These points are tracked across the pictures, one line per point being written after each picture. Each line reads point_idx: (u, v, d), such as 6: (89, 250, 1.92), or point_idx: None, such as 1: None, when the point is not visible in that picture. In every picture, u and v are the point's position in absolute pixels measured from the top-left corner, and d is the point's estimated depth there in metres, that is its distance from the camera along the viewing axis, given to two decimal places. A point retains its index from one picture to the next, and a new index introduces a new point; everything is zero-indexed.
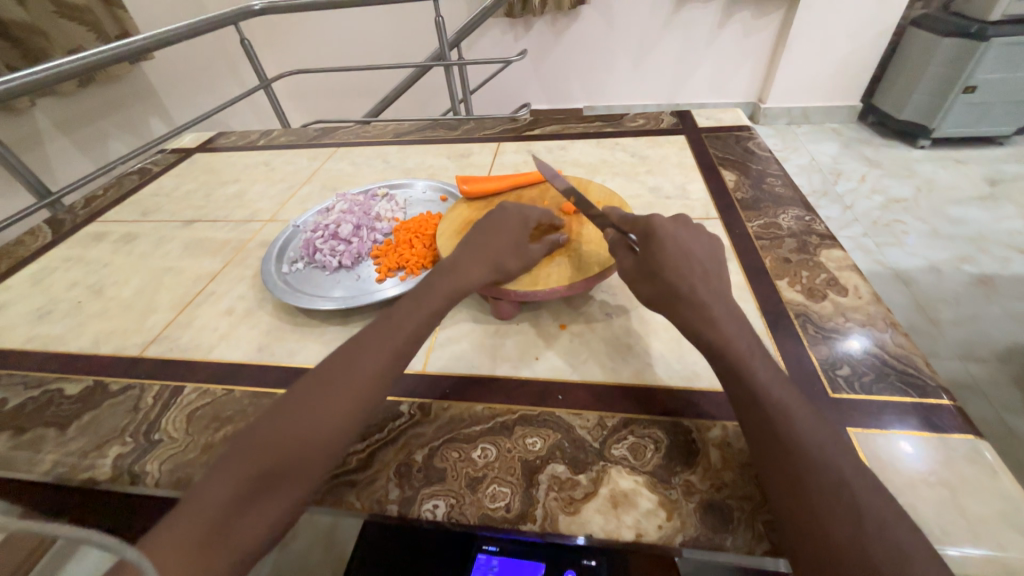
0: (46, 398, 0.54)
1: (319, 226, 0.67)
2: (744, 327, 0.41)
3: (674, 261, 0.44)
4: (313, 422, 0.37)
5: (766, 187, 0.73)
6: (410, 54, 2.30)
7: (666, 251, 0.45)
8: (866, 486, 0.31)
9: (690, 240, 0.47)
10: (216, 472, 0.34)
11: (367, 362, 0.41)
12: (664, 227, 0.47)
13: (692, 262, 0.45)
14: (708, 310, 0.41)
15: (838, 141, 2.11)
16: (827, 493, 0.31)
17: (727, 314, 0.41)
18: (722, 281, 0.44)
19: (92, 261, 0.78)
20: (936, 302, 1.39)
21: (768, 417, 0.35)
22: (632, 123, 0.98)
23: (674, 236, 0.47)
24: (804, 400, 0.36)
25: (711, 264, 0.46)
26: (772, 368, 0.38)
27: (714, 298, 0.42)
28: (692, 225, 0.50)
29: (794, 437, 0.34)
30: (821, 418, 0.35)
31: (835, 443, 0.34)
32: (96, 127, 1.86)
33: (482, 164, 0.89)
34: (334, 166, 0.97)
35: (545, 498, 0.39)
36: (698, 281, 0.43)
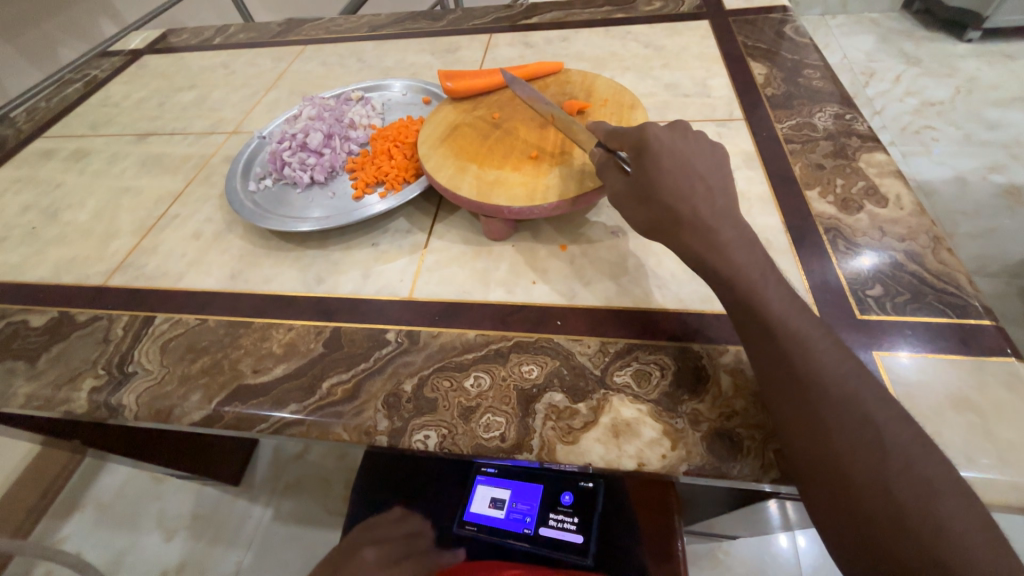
0: (11, 331, 0.50)
1: (285, 135, 0.58)
2: (754, 251, 0.35)
3: (671, 180, 0.38)
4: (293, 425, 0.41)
5: (802, 81, 0.62)
6: None
7: (660, 170, 0.38)
8: (891, 416, 0.28)
9: (691, 150, 0.40)
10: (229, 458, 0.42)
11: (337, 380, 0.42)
12: (659, 138, 0.40)
13: (694, 178, 0.38)
14: (711, 235, 0.35)
15: (876, 34, 1.86)
16: (846, 423, 0.28)
17: (737, 237, 0.35)
18: (730, 196, 0.37)
19: (42, 182, 0.70)
20: (956, 216, 1.31)
21: (780, 350, 0.31)
22: (647, 7, 0.83)
23: (671, 148, 0.39)
24: (824, 328, 0.32)
25: (719, 175, 0.39)
26: (786, 295, 0.33)
27: (719, 219, 0.36)
28: (693, 132, 0.41)
29: (812, 366, 0.30)
30: (843, 344, 0.31)
31: (858, 372, 0.30)
32: (40, 32, 1.65)
33: (471, 60, 0.77)
34: (302, 67, 0.85)
35: (542, 427, 0.36)
36: (701, 201, 0.37)
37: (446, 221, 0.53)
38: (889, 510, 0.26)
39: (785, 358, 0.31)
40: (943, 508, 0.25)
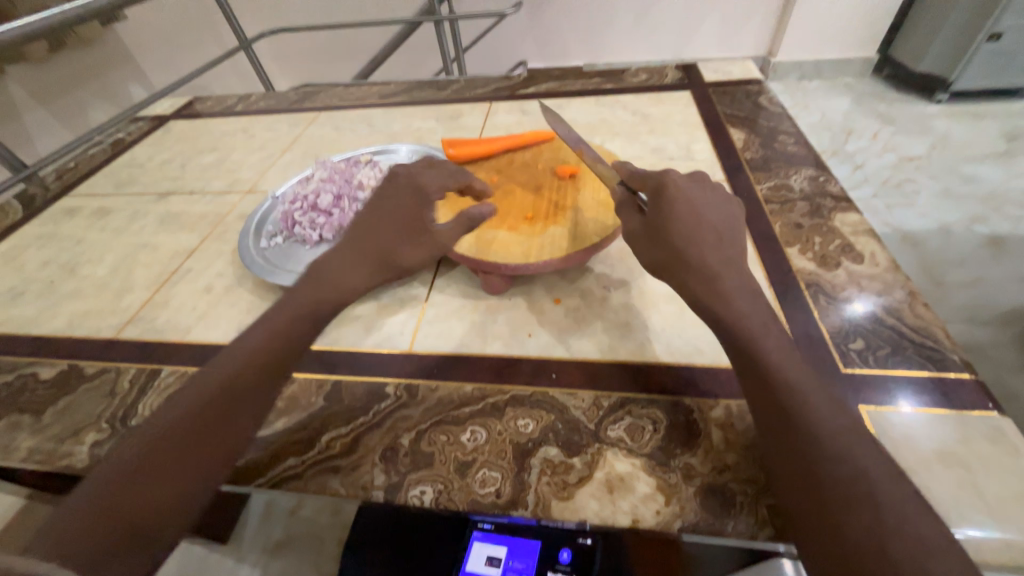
0: (20, 383, 0.52)
1: (298, 196, 0.62)
2: (757, 301, 0.37)
3: (684, 225, 0.40)
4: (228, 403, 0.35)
5: (777, 146, 0.67)
6: (400, 9, 2.16)
7: (674, 213, 0.40)
8: (886, 473, 0.29)
9: (707, 201, 0.42)
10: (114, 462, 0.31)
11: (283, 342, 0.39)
12: (678, 184, 0.42)
13: (705, 227, 0.40)
14: (718, 282, 0.38)
15: (851, 95, 2.00)
16: (841, 474, 0.29)
17: (742, 286, 0.38)
18: (737, 248, 0.40)
19: (65, 238, 0.74)
20: (944, 265, 1.34)
21: (778, 397, 0.32)
22: (633, 78, 0.91)
23: (688, 196, 0.42)
24: (822, 380, 0.33)
25: (729, 228, 0.41)
26: (785, 347, 0.35)
27: (727, 267, 0.38)
28: (710, 184, 0.44)
29: (813, 414, 0.31)
30: (840, 398, 0.33)
31: (852, 425, 0.31)
32: (74, 96, 1.78)
33: (473, 126, 0.84)
34: (316, 132, 0.91)
35: (537, 483, 0.37)
36: (710, 248, 0.39)
37: (447, 276, 0.56)
38: (886, 565, 0.25)
39: (788, 403, 0.32)
40: (940, 567, 0.25)
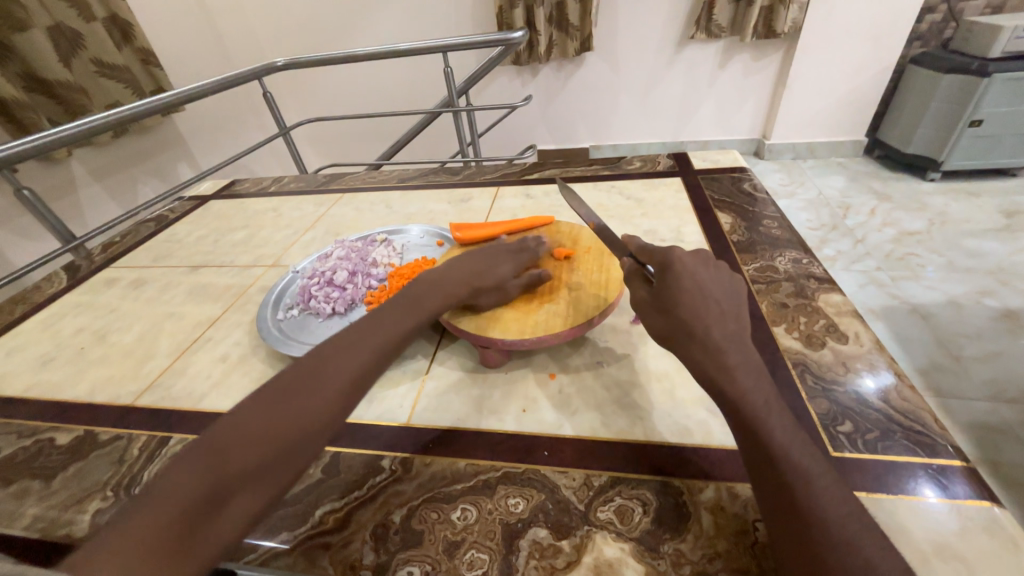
0: (37, 448, 0.54)
1: (315, 273, 0.68)
2: (760, 376, 0.38)
3: (688, 298, 0.42)
4: (290, 418, 0.37)
5: (762, 230, 0.72)
6: (423, 101, 2.43)
7: (681, 286, 0.43)
8: (893, 568, 0.28)
9: (711, 275, 0.45)
10: (184, 465, 0.33)
11: (344, 367, 0.42)
12: (685, 259, 0.45)
13: (710, 301, 0.42)
14: (722, 354, 0.39)
15: (844, 175, 2.11)
16: (848, 561, 0.28)
17: (746, 360, 0.39)
18: (742, 324, 0.42)
19: (100, 306, 0.80)
20: (958, 339, 1.31)
21: (782, 477, 0.33)
22: (629, 165, 0.99)
23: (693, 271, 0.44)
24: (824, 461, 0.34)
25: (734, 302, 0.43)
26: (790, 426, 0.36)
27: (731, 339, 0.40)
28: (715, 261, 0.47)
29: (822, 495, 0.31)
30: (845, 483, 0.33)
31: (856, 509, 0.31)
32: (127, 174, 1.98)
33: (481, 208, 0.91)
34: (339, 211, 1.00)
35: (525, 567, 0.36)
36: (713, 322, 0.41)
37: (448, 348, 0.59)
38: None
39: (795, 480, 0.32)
40: None
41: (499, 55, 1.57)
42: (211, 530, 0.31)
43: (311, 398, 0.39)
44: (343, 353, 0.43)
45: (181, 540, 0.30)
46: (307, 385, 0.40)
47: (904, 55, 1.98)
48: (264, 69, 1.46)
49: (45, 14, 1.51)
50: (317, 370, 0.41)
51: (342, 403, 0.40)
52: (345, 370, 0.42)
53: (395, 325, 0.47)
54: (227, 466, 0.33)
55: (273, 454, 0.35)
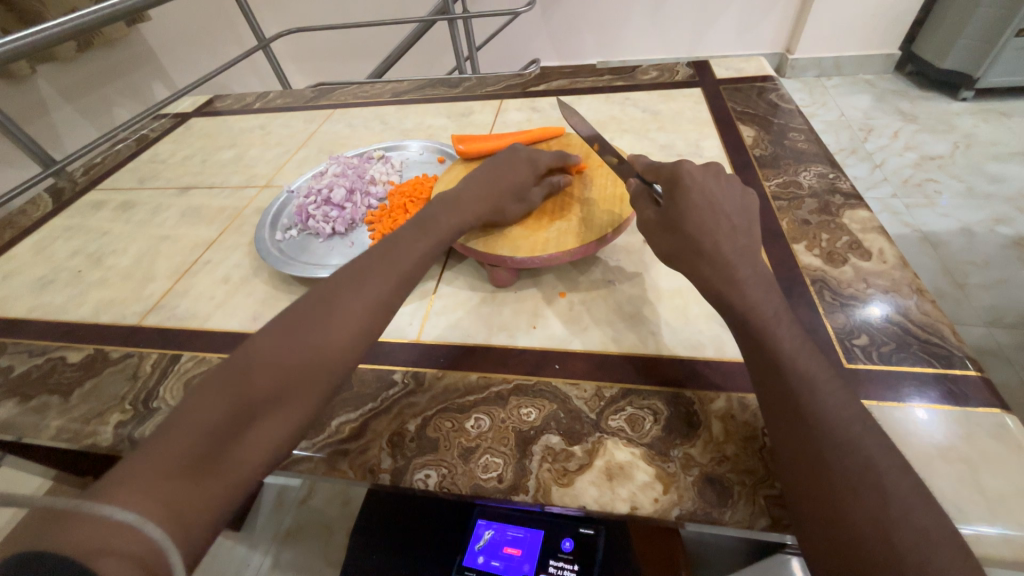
0: (50, 366, 0.54)
1: (312, 191, 0.64)
2: (769, 290, 0.37)
3: (697, 214, 0.39)
4: (305, 348, 0.35)
5: (787, 143, 0.67)
6: (415, 8, 2.19)
7: (689, 202, 0.40)
8: (892, 465, 0.28)
9: (722, 191, 0.42)
10: (205, 395, 0.32)
11: (364, 294, 0.39)
12: (695, 174, 0.42)
13: (719, 216, 0.40)
14: (730, 270, 0.37)
15: (870, 93, 1.96)
16: (846, 461, 0.29)
17: (755, 276, 0.37)
18: (752, 239, 0.39)
19: (91, 230, 0.77)
20: (965, 267, 1.30)
21: (787, 385, 0.32)
22: (644, 75, 0.91)
23: (703, 186, 0.41)
24: (831, 370, 0.33)
25: (745, 218, 0.41)
26: (798, 336, 0.35)
27: (739, 255, 0.38)
28: (725, 176, 0.43)
29: (827, 404, 0.31)
30: (848, 389, 0.32)
31: (860, 415, 0.31)
32: (98, 94, 1.84)
33: (483, 123, 0.85)
34: (331, 129, 0.93)
35: (538, 469, 0.38)
36: (724, 238, 0.38)
37: (455, 268, 0.57)
38: (888, 554, 0.25)
39: (798, 391, 0.32)
40: (940, 557, 0.25)
41: None
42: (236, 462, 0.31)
43: (329, 321, 0.37)
44: (357, 281, 0.40)
45: (205, 468, 0.29)
46: (325, 314, 0.37)
47: None
48: None
49: None
50: (338, 299, 0.38)
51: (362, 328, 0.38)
52: (368, 297, 0.39)
53: (411, 250, 0.44)
54: (247, 395, 0.32)
55: (292, 383, 0.34)
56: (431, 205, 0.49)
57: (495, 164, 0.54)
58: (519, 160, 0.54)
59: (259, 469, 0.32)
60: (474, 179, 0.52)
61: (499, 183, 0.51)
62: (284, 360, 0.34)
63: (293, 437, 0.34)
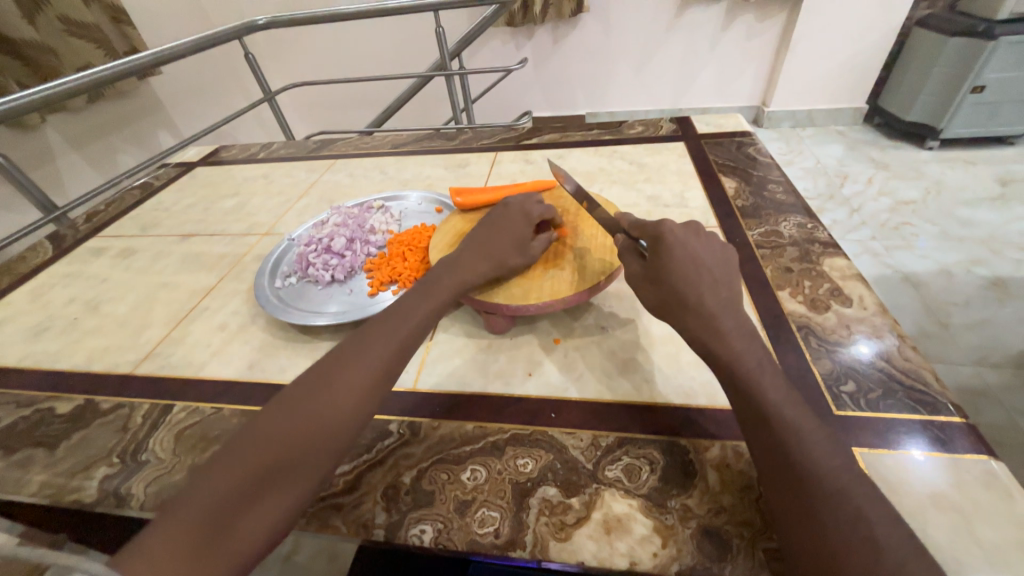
0: (38, 417, 0.53)
1: (312, 240, 0.66)
2: (753, 341, 0.38)
3: (681, 269, 0.41)
4: (309, 417, 0.35)
5: (767, 194, 0.71)
6: (414, 65, 2.33)
7: (673, 257, 0.42)
8: (883, 517, 0.29)
9: (704, 246, 0.43)
10: (211, 470, 0.32)
11: (368, 359, 0.39)
12: (677, 231, 0.43)
13: (702, 270, 0.41)
14: (714, 322, 0.39)
15: (843, 143, 2.08)
16: (838, 512, 0.29)
17: (738, 327, 0.38)
18: (734, 292, 0.41)
19: (90, 277, 0.78)
20: (947, 307, 1.34)
21: (775, 437, 0.33)
22: (630, 130, 0.97)
23: (685, 242, 0.43)
24: (817, 419, 0.34)
25: (727, 271, 0.42)
26: (783, 386, 0.36)
27: (723, 308, 0.39)
28: (705, 232, 0.45)
29: (816, 454, 0.32)
30: (836, 439, 0.33)
31: (849, 465, 0.31)
32: (105, 141, 1.90)
33: (479, 174, 0.89)
34: (332, 178, 0.97)
35: (536, 523, 0.37)
36: (707, 291, 0.40)
37: (451, 315, 0.58)
38: None
39: (787, 441, 0.32)
40: None
41: (493, 14, 1.49)
42: (235, 542, 0.30)
43: (331, 388, 0.37)
44: (359, 347, 0.40)
45: (203, 550, 0.29)
46: (330, 381, 0.38)
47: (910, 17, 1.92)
48: (246, 27, 1.38)
49: None
50: (342, 366, 0.39)
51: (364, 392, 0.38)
52: (372, 362, 0.39)
53: (412, 311, 0.45)
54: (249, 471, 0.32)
55: (294, 454, 0.34)
56: (433, 268, 0.51)
57: (489, 222, 0.55)
58: (508, 211, 0.55)
59: (259, 550, 0.31)
60: (468, 242, 0.53)
61: (492, 243, 0.52)
62: (288, 432, 0.34)
63: (295, 512, 0.33)
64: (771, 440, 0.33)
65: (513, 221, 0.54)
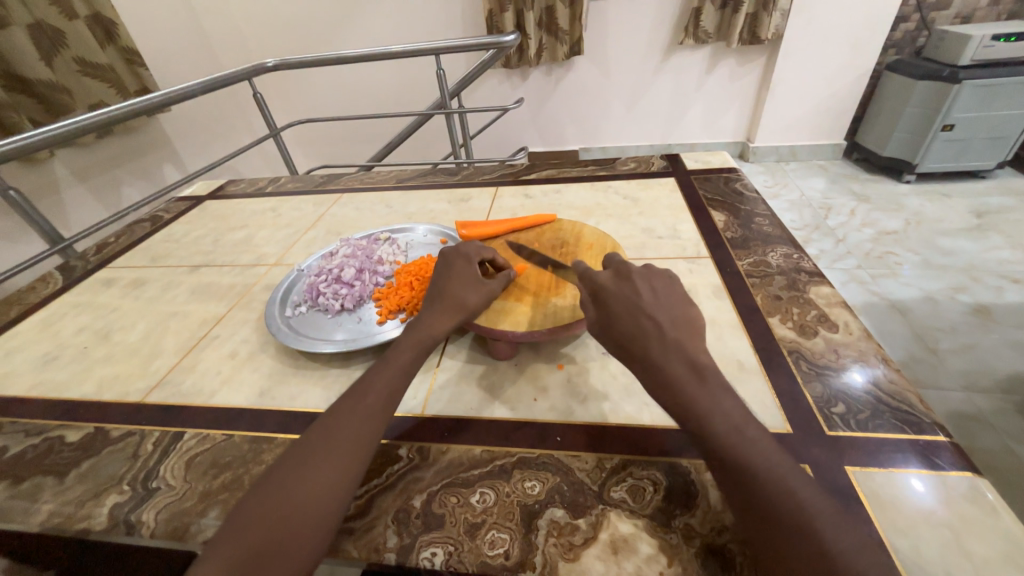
0: (46, 446, 0.54)
1: (323, 270, 0.69)
2: (703, 376, 0.39)
3: (623, 319, 0.44)
4: (300, 488, 0.37)
5: (754, 227, 0.75)
6: (415, 103, 2.44)
7: (613, 313, 0.45)
8: (845, 544, 0.29)
9: (641, 288, 0.47)
10: (210, 555, 0.33)
11: (356, 421, 0.42)
12: (608, 285, 0.48)
13: (642, 318, 0.44)
14: (661, 369, 0.40)
15: (826, 177, 2.18)
16: (804, 547, 0.29)
17: (687, 368, 0.39)
18: (677, 328, 0.43)
19: (100, 306, 0.80)
20: (934, 333, 1.37)
21: (733, 472, 0.34)
22: (624, 166, 1.02)
23: (620, 293, 0.46)
24: (775, 447, 0.34)
25: (675, 311, 0.44)
26: (737, 417, 0.36)
27: (668, 352, 0.41)
28: (638, 271, 0.49)
29: (778, 489, 0.32)
30: (796, 464, 0.33)
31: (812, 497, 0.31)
32: (110, 174, 1.94)
33: (481, 208, 0.93)
34: (339, 211, 1.01)
35: (545, 544, 0.38)
36: (651, 337, 0.42)
37: (457, 342, 0.60)
38: None
39: (749, 478, 0.33)
40: None
41: (491, 58, 1.58)
42: None
43: (321, 456, 0.39)
44: (345, 411, 0.42)
45: None
46: (318, 450, 0.39)
47: (881, 61, 2.06)
48: (257, 69, 1.45)
49: (26, 12, 1.48)
50: (330, 431, 0.41)
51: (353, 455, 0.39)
52: (357, 424, 0.41)
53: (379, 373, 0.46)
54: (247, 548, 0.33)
55: (289, 526, 0.35)
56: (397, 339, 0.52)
57: (434, 281, 0.56)
58: (452, 264, 0.57)
59: None
60: (427, 298, 0.54)
61: (450, 294, 0.53)
62: (286, 502, 0.36)
63: None
64: (733, 478, 0.34)
65: (458, 273, 0.56)
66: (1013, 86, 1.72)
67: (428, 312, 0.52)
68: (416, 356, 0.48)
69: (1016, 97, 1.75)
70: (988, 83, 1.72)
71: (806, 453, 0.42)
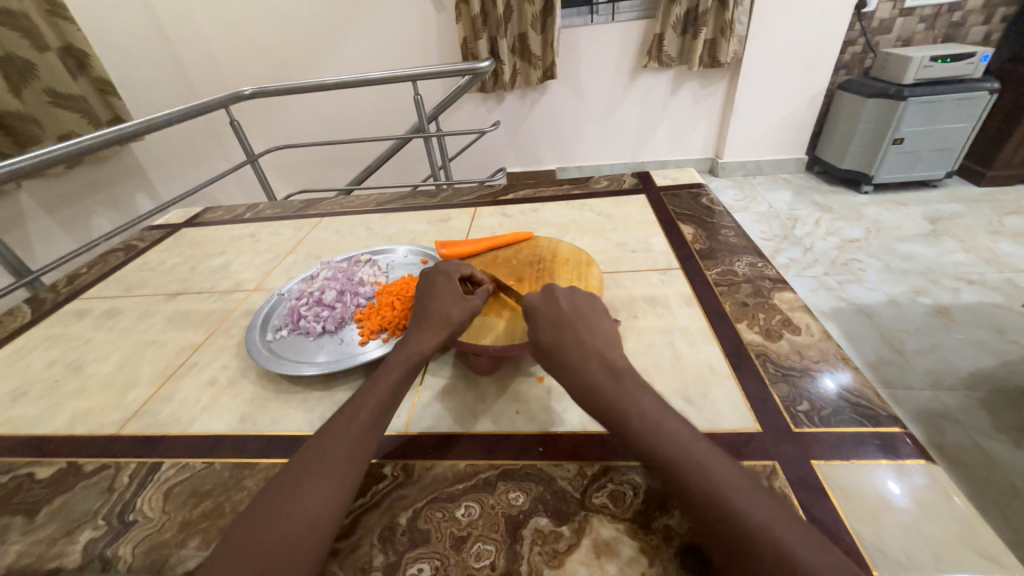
0: (15, 484, 0.52)
1: (304, 293, 0.69)
2: (631, 382, 0.41)
3: (547, 334, 0.46)
4: (301, 503, 0.38)
5: (721, 238, 0.80)
6: (392, 127, 2.48)
7: (539, 327, 0.47)
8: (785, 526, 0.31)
9: (569, 304, 0.49)
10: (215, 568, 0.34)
11: (352, 435, 0.43)
12: (535, 304, 0.50)
13: (566, 329, 0.46)
14: (584, 377, 0.42)
15: (791, 189, 2.29)
16: (739, 529, 0.31)
17: (606, 373, 0.42)
18: (598, 340, 0.45)
19: (72, 338, 0.78)
20: (901, 335, 1.43)
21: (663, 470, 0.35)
22: (597, 184, 1.06)
23: (544, 310, 0.49)
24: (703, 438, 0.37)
25: (593, 324, 0.47)
26: (667, 415, 0.38)
27: (588, 360, 0.43)
28: (562, 290, 0.52)
29: (708, 478, 0.33)
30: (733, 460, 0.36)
31: (764, 490, 0.33)
32: (79, 205, 1.90)
33: (460, 228, 0.95)
34: (319, 235, 1.01)
35: (530, 553, 0.39)
36: (571, 348, 0.44)
37: (439, 360, 0.61)
38: None
39: (681, 472, 0.34)
40: None
41: (467, 83, 1.63)
42: None
43: (322, 470, 0.40)
44: (342, 426, 0.43)
45: None
46: (311, 470, 0.40)
47: (833, 81, 2.21)
48: (234, 96, 1.46)
49: None
50: (327, 445, 0.42)
51: (352, 467, 0.41)
52: (354, 440, 0.42)
53: (376, 386, 0.47)
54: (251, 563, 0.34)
55: (293, 539, 0.36)
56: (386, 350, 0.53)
57: (416, 299, 0.57)
58: (425, 283, 0.58)
59: None
60: (412, 317, 0.55)
61: (432, 309, 0.55)
62: (287, 516, 0.37)
63: None
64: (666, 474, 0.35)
65: (429, 289, 0.57)
66: (952, 102, 1.86)
67: (414, 327, 0.53)
68: (408, 371, 0.49)
69: (956, 112, 1.89)
70: (930, 100, 1.86)
71: (775, 450, 0.44)
